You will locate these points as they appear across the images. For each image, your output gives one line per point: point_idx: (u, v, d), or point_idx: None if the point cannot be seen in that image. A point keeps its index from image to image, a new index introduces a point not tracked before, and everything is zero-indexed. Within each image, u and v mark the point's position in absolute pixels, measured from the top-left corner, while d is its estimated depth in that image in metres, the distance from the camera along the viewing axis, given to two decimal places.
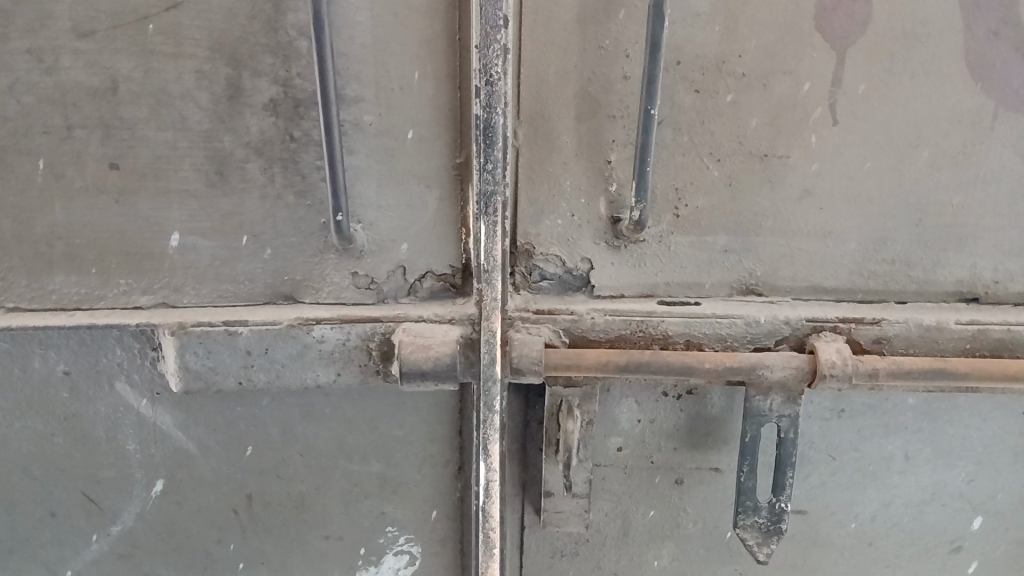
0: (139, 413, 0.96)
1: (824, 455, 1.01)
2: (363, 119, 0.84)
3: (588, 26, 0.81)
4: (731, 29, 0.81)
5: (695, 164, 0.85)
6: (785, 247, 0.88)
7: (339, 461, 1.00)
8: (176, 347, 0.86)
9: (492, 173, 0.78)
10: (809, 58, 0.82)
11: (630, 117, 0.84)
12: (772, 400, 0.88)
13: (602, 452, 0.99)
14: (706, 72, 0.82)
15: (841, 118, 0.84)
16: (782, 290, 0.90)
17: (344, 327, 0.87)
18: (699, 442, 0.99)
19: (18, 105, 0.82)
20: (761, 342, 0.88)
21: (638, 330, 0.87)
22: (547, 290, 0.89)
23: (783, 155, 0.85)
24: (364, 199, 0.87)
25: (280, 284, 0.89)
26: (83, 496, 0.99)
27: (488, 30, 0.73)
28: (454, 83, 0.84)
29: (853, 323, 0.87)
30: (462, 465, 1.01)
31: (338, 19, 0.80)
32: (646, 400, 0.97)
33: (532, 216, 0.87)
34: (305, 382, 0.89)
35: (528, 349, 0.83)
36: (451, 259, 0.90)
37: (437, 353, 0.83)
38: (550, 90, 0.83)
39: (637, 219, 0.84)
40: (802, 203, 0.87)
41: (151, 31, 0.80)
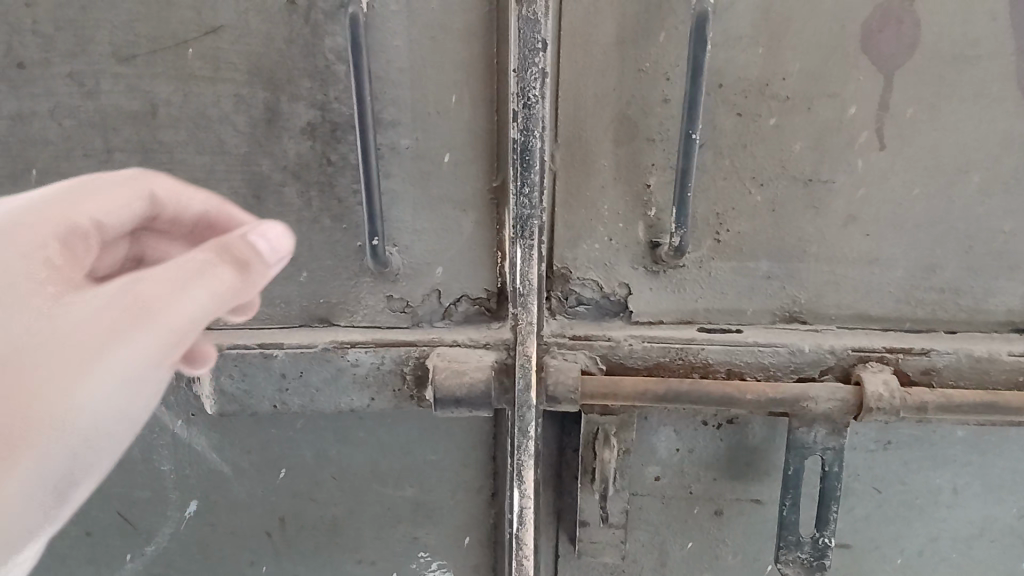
0: (174, 434, 0.96)
1: (869, 488, 0.99)
2: (399, 142, 0.83)
3: (627, 49, 0.80)
4: (774, 52, 0.79)
5: (737, 189, 0.84)
6: (829, 274, 0.86)
7: (372, 484, 0.99)
8: (212, 370, 0.86)
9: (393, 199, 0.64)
10: (855, 81, 0.80)
11: (670, 141, 0.82)
12: (817, 431, 0.86)
13: (639, 480, 0.98)
14: (749, 95, 0.80)
15: (888, 142, 0.82)
16: (826, 318, 0.88)
17: (379, 350, 0.86)
18: (740, 472, 0.96)
19: (60, 129, 0.83)
20: (805, 371, 0.85)
21: (678, 358, 0.85)
22: (583, 314, 0.88)
23: (828, 179, 0.83)
24: (400, 222, 0.86)
25: (316, 307, 0.89)
26: (119, 516, 0.99)
27: (526, 53, 0.72)
28: (491, 106, 0.83)
29: (900, 353, 0.85)
30: (496, 491, 1.00)
31: (375, 43, 0.80)
32: (685, 429, 0.95)
33: (569, 240, 0.86)
34: (339, 407, 0.88)
35: (563, 376, 0.82)
36: (486, 283, 0.89)
37: (471, 380, 0.82)
38: (589, 113, 0.82)
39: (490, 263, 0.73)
40: (847, 228, 0.85)
41: (190, 56, 0.80)
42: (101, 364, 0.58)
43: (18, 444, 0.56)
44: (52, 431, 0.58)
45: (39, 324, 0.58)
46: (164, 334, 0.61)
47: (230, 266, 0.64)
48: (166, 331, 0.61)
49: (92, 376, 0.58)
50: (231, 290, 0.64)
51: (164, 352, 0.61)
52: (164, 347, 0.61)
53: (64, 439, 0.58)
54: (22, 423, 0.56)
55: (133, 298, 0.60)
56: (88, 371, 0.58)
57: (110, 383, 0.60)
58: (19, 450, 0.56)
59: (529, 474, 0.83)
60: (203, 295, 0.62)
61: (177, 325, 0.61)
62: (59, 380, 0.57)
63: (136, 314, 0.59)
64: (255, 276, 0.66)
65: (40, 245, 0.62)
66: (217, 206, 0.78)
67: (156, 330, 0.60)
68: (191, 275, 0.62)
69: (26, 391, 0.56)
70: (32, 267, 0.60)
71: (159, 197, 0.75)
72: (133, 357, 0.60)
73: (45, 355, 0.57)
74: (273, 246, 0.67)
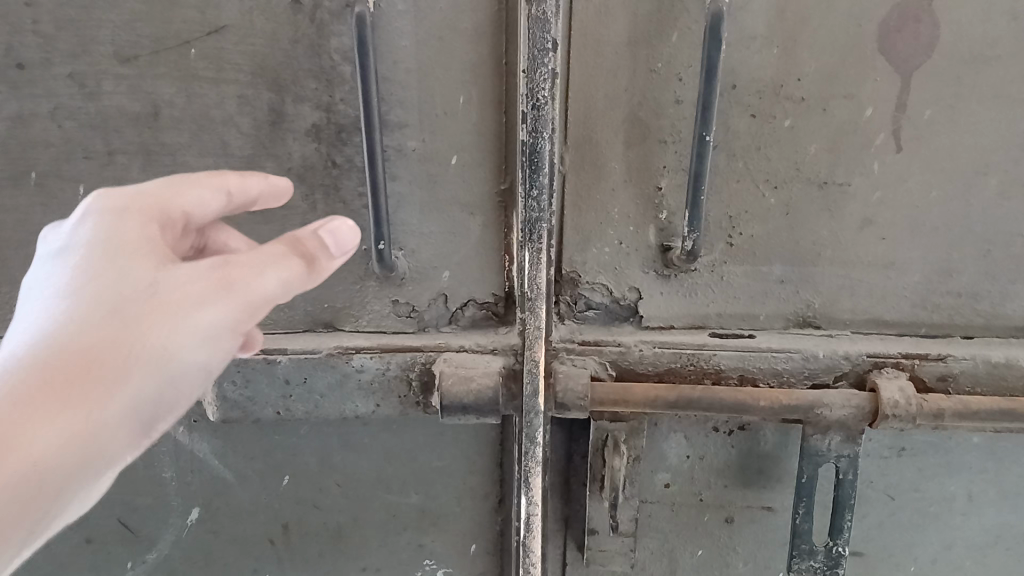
0: (176, 440, 0.95)
1: (882, 495, 0.98)
2: (406, 144, 0.82)
3: (638, 48, 0.78)
4: (790, 52, 0.77)
5: (750, 191, 0.82)
6: (844, 278, 0.85)
7: (378, 491, 0.97)
8: (214, 375, 0.84)
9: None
10: (872, 81, 0.78)
11: (682, 142, 0.80)
12: (831, 439, 0.84)
13: (648, 488, 0.96)
14: (763, 96, 0.79)
15: (905, 144, 0.80)
16: (840, 323, 0.86)
17: (384, 356, 0.85)
18: (751, 478, 0.95)
19: (60, 131, 0.81)
20: (819, 377, 0.84)
21: (689, 364, 0.84)
22: (593, 319, 0.87)
23: (843, 182, 0.81)
24: (406, 226, 0.85)
25: (320, 311, 0.88)
26: (120, 523, 0.98)
27: (536, 53, 0.70)
28: (499, 107, 0.81)
29: (916, 359, 0.84)
30: (503, 497, 0.98)
31: (382, 43, 0.78)
32: (696, 435, 0.93)
33: (578, 243, 0.84)
34: (344, 413, 0.86)
35: (573, 382, 0.80)
36: (494, 287, 0.87)
37: (479, 386, 0.81)
38: (599, 114, 0.80)
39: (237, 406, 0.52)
40: (862, 231, 0.83)
41: (193, 56, 0.79)
42: (190, 320, 0.59)
43: (113, 378, 0.56)
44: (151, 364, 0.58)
45: (139, 277, 0.59)
46: (247, 306, 0.61)
47: (301, 260, 0.65)
48: (248, 303, 0.61)
49: (183, 329, 0.59)
50: (301, 281, 0.65)
51: (243, 324, 0.62)
52: (246, 317, 0.62)
53: (151, 384, 0.58)
54: (120, 354, 0.56)
55: (220, 268, 0.61)
56: (178, 325, 0.58)
57: (196, 342, 0.60)
58: (115, 382, 0.56)
59: (537, 481, 0.83)
60: (278, 278, 0.63)
61: (258, 298, 0.62)
62: (154, 326, 0.58)
63: (224, 280, 0.60)
64: (322, 270, 0.67)
65: (140, 220, 0.63)
66: (266, 185, 0.74)
67: (238, 300, 0.61)
68: (271, 257, 0.63)
69: (124, 333, 0.57)
70: (134, 233, 0.62)
71: (233, 192, 0.71)
72: (218, 322, 0.60)
73: (143, 301, 0.58)
74: (340, 241, 0.68)
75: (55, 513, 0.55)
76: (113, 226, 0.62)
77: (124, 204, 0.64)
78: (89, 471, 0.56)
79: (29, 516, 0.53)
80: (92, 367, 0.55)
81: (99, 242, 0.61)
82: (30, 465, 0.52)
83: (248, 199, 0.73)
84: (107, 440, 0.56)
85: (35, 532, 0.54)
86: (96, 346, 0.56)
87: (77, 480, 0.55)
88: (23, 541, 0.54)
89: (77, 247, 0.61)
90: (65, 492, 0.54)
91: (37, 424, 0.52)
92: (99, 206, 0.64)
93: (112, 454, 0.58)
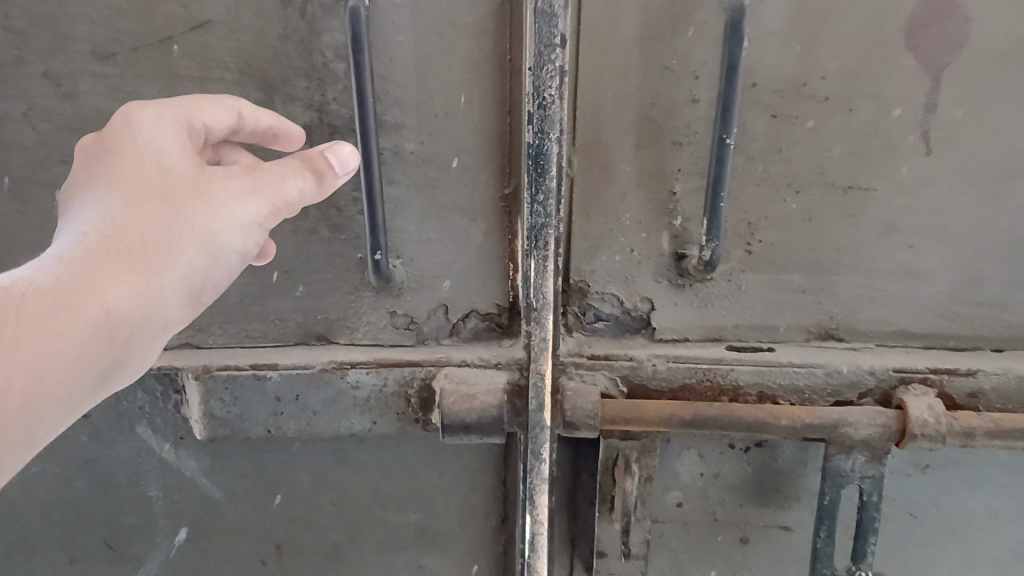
0: (162, 458, 0.90)
1: (904, 513, 0.93)
2: (404, 147, 0.77)
3: (652, 45, 0.73)
4: (813, 48, 0.72)
5: (770, 196, 0.77)
6: (868, 288, 0.80)
7: (375, 509, 0.93)
8: (202, 392, 0.80)
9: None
10: (900, 80, 0.73)
11: (698, 144, 0.75)
12: (855, 459, 0.80)
13: (660, 506, 0.91)
14: (784, 95, 0.74)
15: (935, 147, 0.75)
16: (864, 335, 0.81)
17: (381, 371, 0.80)
18: (768, 497, 0.90)
19: (34, 134, 0.76)
20: (841, 395, 0.79)
21: (706, 379, 0.79)
22: (603, 331, 0.82)
23: (868, 187, 0.77)
24: (403, 233, 0.80)
25: (312, 323, 0.83)
26: (105, 544, 0.93)
27: (542, 49, 0.66)
28: (503, 107, 0.76)
29: (944, 374, 0.79)
30: (506, 516, 0.93)
31: (377, 39, 0.73)
32: (710, 452, 0.89)
33: (587, 250, 0.80)
34: (339, 431, 0.81)
35: (582, 400, 0.75)
36: (497, 297, 0.83)
37: (481, 404, 0.76)
38: (609, 114, 0.75)
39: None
40: (887, 239, 0.78)
41: (175, 53, 0.74)
42: (229, 208, 0.60)
43: (168, 250, 0.57)
44: (197, 243, 0.59)
45: (182, 172, 0.60)
46: (275, 207, 0.63)
47: (312, 173, 0.65)
48: (275, 205, 0.63)
49: (224, 216, 0.60)
50: (313, 195, 0.66)
51: (270, 222, 0.63)
52: (270, 215, 0.63)
53: (200, 262, 0.60)
54: (168, 231, 0.58)
55: (249, 171, 0.63)
56: (220, 213, 0.60)
57: (232, 233, 0.61)
58: (169, 256, 0.57)
59: (542, 500, 0.78)
60: (298, 183, 0.64)
61: (281, 203, 0.63)
62: (200, 211, 0.59)
63: (255, 179, 0.62)
64: (328, 188, 0.66)
65: (176, 124, 0.63)
66: (280, 124, 0.71)
67: (267, 200, 0.62)
68: (288, 165, 0.64)
69: (171, 214, 0.58)
70: (172, 135, 0.62)
71: (245, 116, 0.69)
72: (253, 215, 0.61)
73: (189, 188, 0.60)
74: (343, 164, 0.68)
75: (117, 367, 0.58)
76: (150, 126, 0.62)
77: (157, 108, 0.64)
78: (144, 336, 0.58)
79: (100, 363, 0.55)
80: (148, 241, 0.57)
81: (143, 138, 0.61)
82: (101, 319, 0.54)
83: (257, 132, 0.71)
84: (156, 311, 0.58)
85: (101, 379, 0.57)
86: (147, 222, 0.57)
87: (138, 339, 0.58)
88: (92, 387, 0.56)
89: (119, 139, 0.61)
90: (118, 354, 0.56)
91: (107, 283, 0.54)
92: (128, 108, 0.64)
93: (161, 323, 0.59)
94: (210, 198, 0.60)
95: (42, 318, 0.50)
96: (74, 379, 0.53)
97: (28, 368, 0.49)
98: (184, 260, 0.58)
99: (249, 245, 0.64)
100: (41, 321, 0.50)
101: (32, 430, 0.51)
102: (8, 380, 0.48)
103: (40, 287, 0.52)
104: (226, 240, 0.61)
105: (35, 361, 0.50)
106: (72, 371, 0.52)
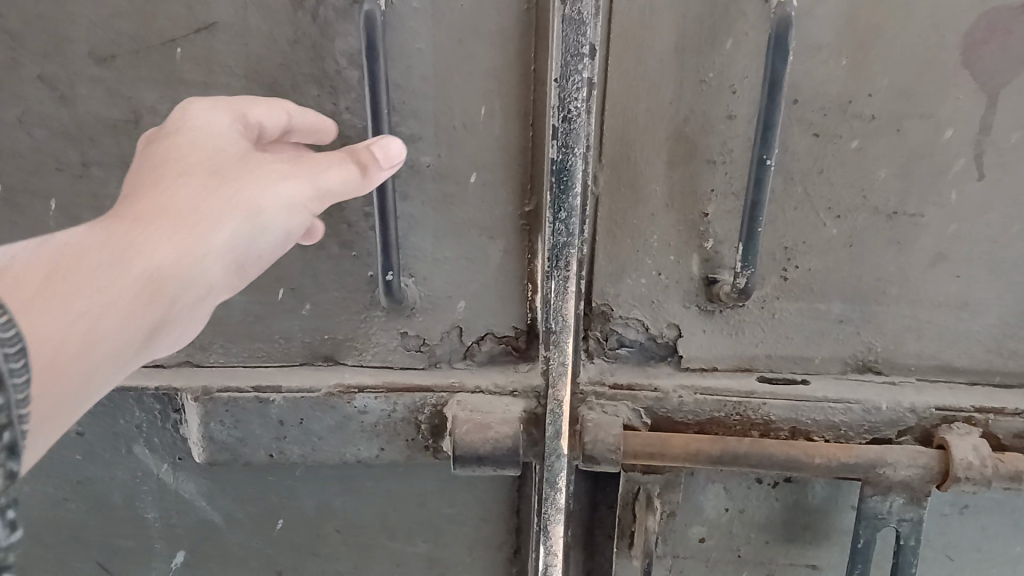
0: (159, 479, 0.85)
1: (940, 555, 0.87)
2: (420, 160, 0.72)
3: (687, 56, 0.68)
4: (861, 64, 0.68)
5: (809, 220, 0.72)
6: (910, 319, 0.75)
7: (381, 538, 0.88)
8: (200, 415, 0.75)
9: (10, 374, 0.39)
10: (953, 99, 0.68)
11: (734, 163, 0.71)
12: (892, 501, 0.74)
13: (681, 543, 0.86)
14: (828, 113, 0.69)
15: (988, 171, 0.70)
16: (905, 368, 0.77)
17: (390, 397, 0.76)
18: (796, 534, 0.85)
19: (29, 140, 0.72)
20: (880, 432, 0.74)
21: (735, 413, 0.74)
22: (626, 358, 0.78)
23: (915, 213, 0.72)
24: (417, 251, 0.75)
25: (320, 343, 0.79)
26: (100, 567, 0.89)
27: (569, 59, 0.61)
28: (526, 120, 0.72)
29: (991, 413, 0.74)
30: (519, 547, 0.89)
31: (393, 46, 0.69)
32: (736, 487, 0.84)
33: (611, 273, 0.75)
34: (344, 458, 0.77)
35: (603, 433, 0.70)
36: (515, 320, 0.78)
37: (496, 435, 0.71)
38: (639, 130, 0.70)
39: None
40: (934, 267, 0.73)
41: (179, 57, 0.69)
42: (275, 183, 0.59)
43: (216, 213, 0.55)
44: (244, 215, 0.57)
45: (229, 152, 0.60)
46: (318, 192, 0.61)
47: (353, 165, 0.62)
48: (316, 190, 0.60)
49: (268, 189, 0.58)
50: (356, 189, 0.63)
51: (315, 207, 0.61)
52: (316, 200, 0.61)
53: (245, 234, 0.57)
54: (213, 200, 0.56)
55: (294, 159, 0.61)
56: (264, 189, 0.58)
57: (277, 211, 0.59)
58: (214, 222, 0.55)
59: (557, 530, 0.74)
60: (343, 170, 0.62)
61: (323, 190, 0.61)
62: (245, 186, 0.57)
63: (299, 164, 0.61)
64: (372, 182, 0.63)
65: (229, 119, 0.63)
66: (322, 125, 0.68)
67: (308, 185, 0.60)
68: (333, 156, 0.62)
69: (218, 187, 0.56)
70: (222, 123, 0.62)
71: (293, 117, 0.66)
72: (295, 196, 0.59)
73: (236, 167, 0.58)
74: (390, 156, 0.64)
75: (162, 333, 0.54)
76: (202, 115, 0.62)
77: (212, 103, 0.63)
78: (189, 303, 0.54)
79: (156, 321, 0.51)
80: (193, 208, 0.55)
81: (191, 128, 0.61)
82: (153, 274, 0.51)
83: (303, 133, 0.68)
84: (203, 277, 0.54)
85: (145, 346, 0.52)
86: (192, 193, 0.55)
87: (190, 303, 0.55)
88: (136, 353, 0.52)
89: (173, 129, 0.61)
90: (165, 319, 0.53)
91: (155, 241, 0.52)
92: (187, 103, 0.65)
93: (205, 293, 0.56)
94: (257, 175, 0.59)
95: (88, 274, 0.48)
96: (125, 339, 0.49)
97: (85, 316, 0.46)
98: (231, 228, 0.56)
99: (294, 228, 0.61)
100: (94, 272, 0.48)
101: (89, 385, 0.48)
102: (69, 325, 0.45)
103: (91, 244, 0.50)
104: (272, 216, 0.58)
105: (93, 309, 0.47)
106: (128, 323, 0.49)
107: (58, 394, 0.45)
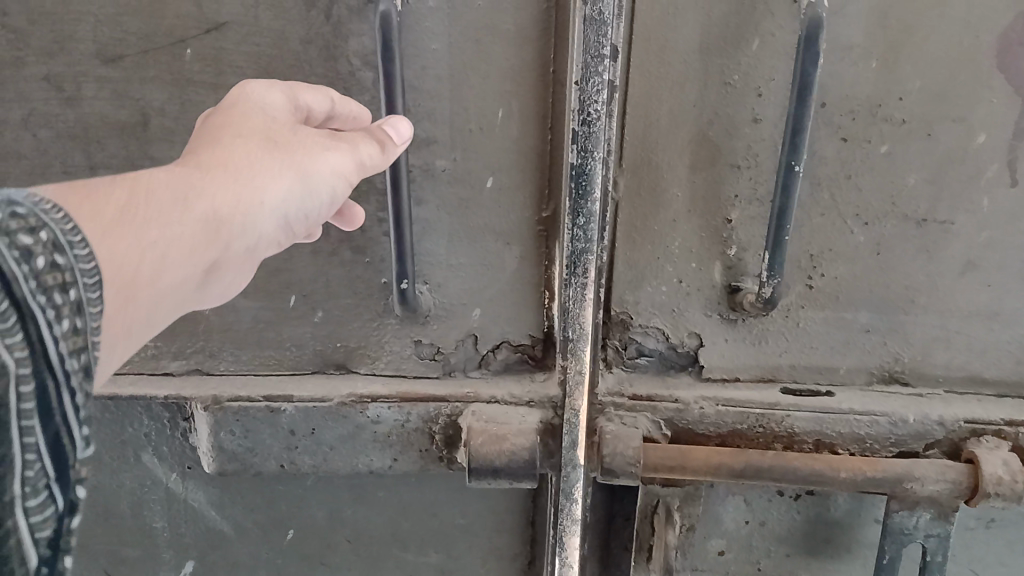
0: (168, 488, 0.84)
1: (964, 570, 0.85)
2: (435, 164, 0.71)
3: (713, 57, 0.66)
4: (891, 66, 0.66)
5: (836, 227, 0.70)
6: (939, 329, 0.73)
7: (392, 548, 0.86)
8: (209, 425, 0.74)
9: (88, 301, 0.39)
10: (986, 103, 0.66)
11: (758, 168, 0.69)
12: (919, 516, 0.71)
13: (700, 556, 0.84)
14: (857, 116, 0.67)
15: (1021, 177, 0.68)
16: (933, 380, 0.74)
17: (403, 406, 0.74)
18: (817, 548, 0.83)
19: (34, 141, 0.70)
20: (907, 445, 0.72)
21: (758, 426, 0.72)
22: (645, 367, 0.75)
23: (945, 220, 0.70)
24: (431, 257, 0.74)
25: (331, 351, 0.77)
26: None
27: (589, 60, 0.59)
28: (545, 123, 0.70)
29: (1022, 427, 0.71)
30: (533, 558, 0.87)
31: (409, 46, 0.67)
32: (757, 498, 0.82)
33: (631, 281, 0.73)
34: (356, 468, 0.75)
35: (622, 446, 0.68)
36: (531, 328, 0.76)
37: (512, 446, 0.69)
38: (661, 133, 0.68)
39: (51, 517, 0.37)
40: (963, 276, 0.71)
41: (188, 57, 0.68)
42: (324, 149, 0.59)
43: (269, 171, 0.56)
44: (295, 173, 0.58)
45: (283, 121, 0.59)
46: (358, 165, 0.60)
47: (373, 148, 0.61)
48: (356, 165, 0.60)
49: (318, 155, 0.59)
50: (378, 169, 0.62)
51: (356, 178, 0.61)
52: (359, 171, 0.61)
53: (296, 195, 0.58)
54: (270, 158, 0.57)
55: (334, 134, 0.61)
56: (314, 153, 0.59)
57: (326, 176, 0.59)
58: (268, 177, 0.56)
59: (573, 544, 0.71)
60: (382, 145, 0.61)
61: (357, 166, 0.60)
62: (297, 149, 0.58)
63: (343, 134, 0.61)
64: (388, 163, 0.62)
65: (283, 100, 0.60)
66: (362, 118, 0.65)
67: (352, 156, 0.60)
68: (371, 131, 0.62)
69: (273, 146, 0.57)
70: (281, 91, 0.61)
71: (337, 106, 0.63)
72: (341, 166, 0.59)
73: (289, 129, 0.59)
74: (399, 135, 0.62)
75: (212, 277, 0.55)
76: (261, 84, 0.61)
77: (271, 81, 0.61)
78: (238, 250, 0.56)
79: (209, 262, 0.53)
80: (250, 162, 0.56)
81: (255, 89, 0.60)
82: (209, 218, 0.52)
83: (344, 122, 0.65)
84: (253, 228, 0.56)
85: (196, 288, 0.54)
86: (251, 148, 0.56)
87: (238, 251, 0.56)
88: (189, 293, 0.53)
89: (230, 103, 0.59)
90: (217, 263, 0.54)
91: (212, 189, 0.53)
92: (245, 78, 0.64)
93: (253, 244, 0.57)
94: (309, 138, 0.59)
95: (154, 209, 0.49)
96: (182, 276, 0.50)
97: (152, 247, 0.48)
98: (282, 185, 0.57)
99: (338, 199, 0.61)
100: (159, 210, 0.49)
101: (151, 319, 0.49)
102: (138, 255, 0.46)
103: (155, 183, 0.51)
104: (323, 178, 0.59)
105: (157, 244, 0.48)
106: (185, 262, 0.50)
107: (125, 319, 0.46)
